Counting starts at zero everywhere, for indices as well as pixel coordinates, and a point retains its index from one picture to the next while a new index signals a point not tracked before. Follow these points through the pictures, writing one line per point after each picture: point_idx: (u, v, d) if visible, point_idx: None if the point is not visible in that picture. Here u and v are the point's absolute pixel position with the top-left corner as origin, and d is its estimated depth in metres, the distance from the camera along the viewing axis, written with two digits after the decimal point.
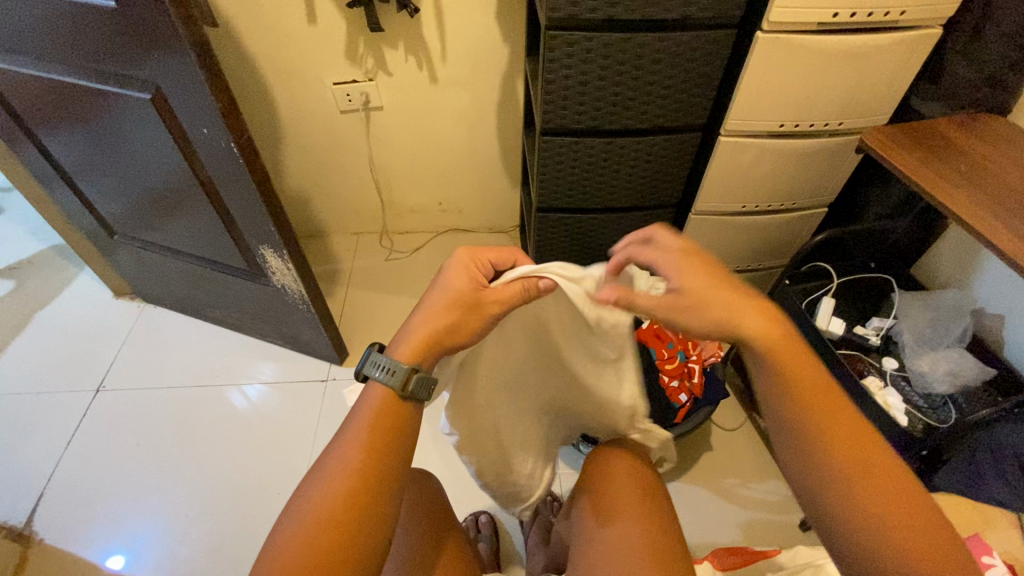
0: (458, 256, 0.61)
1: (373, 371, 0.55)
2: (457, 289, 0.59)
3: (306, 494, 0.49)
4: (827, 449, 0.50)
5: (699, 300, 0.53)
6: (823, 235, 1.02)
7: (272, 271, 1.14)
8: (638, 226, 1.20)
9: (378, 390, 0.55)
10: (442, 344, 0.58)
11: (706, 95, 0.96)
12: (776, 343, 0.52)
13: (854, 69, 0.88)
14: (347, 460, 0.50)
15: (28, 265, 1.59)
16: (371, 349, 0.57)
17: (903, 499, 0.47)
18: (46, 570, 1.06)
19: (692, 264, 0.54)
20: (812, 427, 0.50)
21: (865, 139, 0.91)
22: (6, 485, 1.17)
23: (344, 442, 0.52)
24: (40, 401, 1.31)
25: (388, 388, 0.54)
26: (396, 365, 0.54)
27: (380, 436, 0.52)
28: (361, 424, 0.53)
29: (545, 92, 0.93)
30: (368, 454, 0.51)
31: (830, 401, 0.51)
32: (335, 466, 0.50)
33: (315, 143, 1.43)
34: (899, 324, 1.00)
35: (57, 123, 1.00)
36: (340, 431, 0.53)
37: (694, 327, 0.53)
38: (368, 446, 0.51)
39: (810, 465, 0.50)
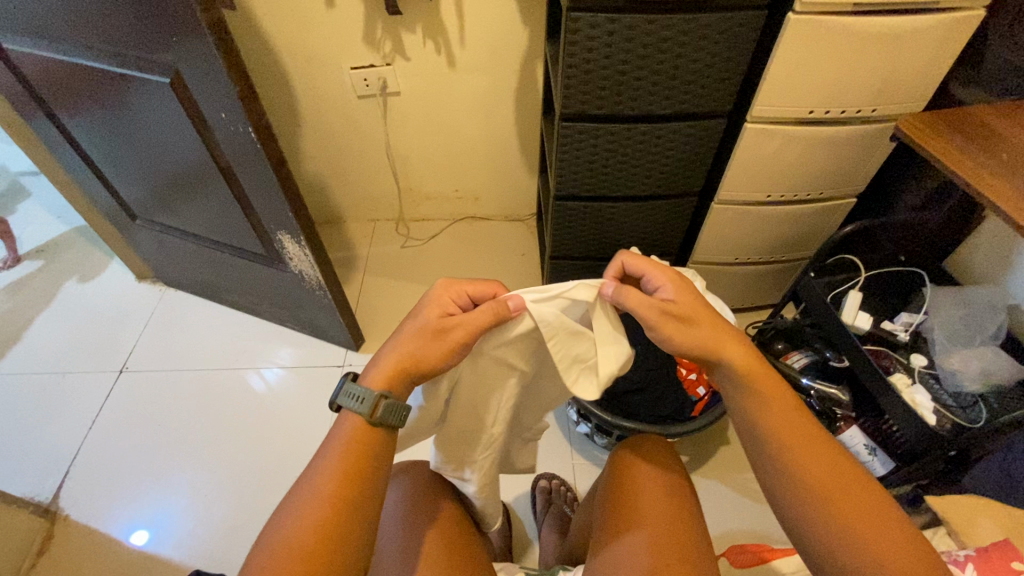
0: (434, 287, 0.62)
1: (349, 401, 0.55)
2: (426, 318, 0.60)
3: (279, 523, 0.49)
4: (802, 463, 0.52)
5: (690, 309, 0.58)
6: (852, 226, 0.98)
7: (290, 257, 1.15)
8: (658, 215, 1.17)
9: (350, 420, 0.55)
10: (409, 375, 0.58)
11: (733, 80, 0.93)
12: (748, 364, 0.56)
13: (891, 52, 0.84)
14: (320, 488, 0.50)
15: (53, 248, 1.62)
16: (345, 378, 0.57)
17: (874, 507, 0.49)
18: (72, 544, 1.09)
19: (684, 284, 0.61)
20: (786, 442, 0.53)
21: (901, 126, 0.87)
22: (34, 461, 1.20)
23: (317, 470, 0.51)
24: (66, 380, 1.34)
25: (358, 416, 0.54)
26: (367, 393, 0.55)
27: (353, 464, 0.52)
28: (334, 453, 0.53)
29: (566, 77, 0.91)
30: (342, 482, 0.51)
31: (797, 418, 0.55)
32: (308, 494, 0.50)
33: (332, 129, 1.43)
34: (929, 320, 0.96)
35: (79, 107, 1.01)
36: (313, 461, 0.53)
37: (681, 333, 0.57)
38: (341, 473, 0.51)
39: (790, 481, 0.52)
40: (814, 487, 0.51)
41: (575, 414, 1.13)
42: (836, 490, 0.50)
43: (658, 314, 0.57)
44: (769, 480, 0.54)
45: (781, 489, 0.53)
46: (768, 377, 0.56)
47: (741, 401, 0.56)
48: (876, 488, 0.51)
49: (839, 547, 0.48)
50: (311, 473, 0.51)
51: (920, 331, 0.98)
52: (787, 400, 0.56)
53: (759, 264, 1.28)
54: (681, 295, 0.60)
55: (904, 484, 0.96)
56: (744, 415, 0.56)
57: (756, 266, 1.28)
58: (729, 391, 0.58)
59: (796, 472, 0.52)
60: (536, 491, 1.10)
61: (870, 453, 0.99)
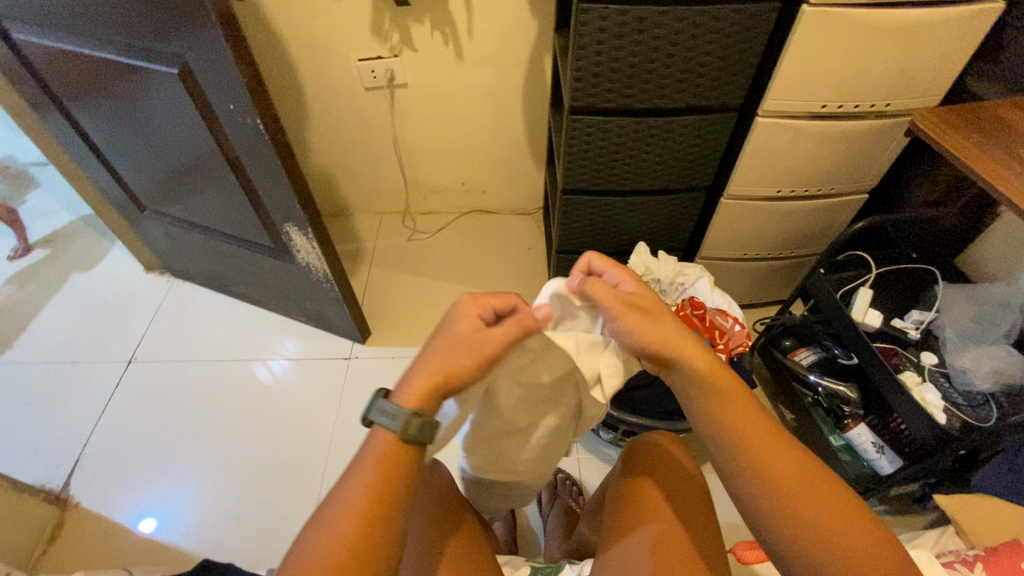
0: (460, 304, 0.58)
1: (381, 418, 0.53)
2: (458, 335, 0.56)
3: (313, 536, 0.49)
4: (763, 464, 0.51)
5: (652, 306, 0.58)
6: (863, 223, 0.97)
7: (297, 249, 1.15)
8: (666, 210, 1.17)
9: (383, 435, 0.53)
10: (438, 394, 0.55)
11: (744, 73, 0.91)
12: (704, 364, 0.56)
13: (907, 45, 0.83)
14: (352, 503, 0.50)
15: (63, 237, 1.63)
16: (377, 394, 0.55)
17: (834, 503, 0.50)
18: (83, 531, 1.10)
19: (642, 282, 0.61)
20: (747, 444, 0.52)
21: (915, 121, 0.86)
22: (44, 449, 1.22)
23: (349, 485, 0.51)
24: (76, 369, 1.35)
25: (391, 433, 0.53)
26: (398, 410, 0.53)
27: (383, 479, 0.51)
28: (366, 466, 0.52)
29: (576, 69, 0.90)
30: (373, 498, 0.50)
31: (755, 417, 0.54)
32: (339, 508, 0.49)
33: (339, 121, 1.43)
34: (941, 317, 0.95)
35: (88, 97, 1.01)
36: (345, 475, 0.52)
37: (647, 331, 0.56)
38: (372, 489, 0.50)
39: (755, 485, 0.51)
40: (783, 494, 0.50)
41: None
42: (805, 494, 0.50)
43: (619, 307, 0.57)
44: (739, 490, 0.52)
45: (746, 493, 0.52)
46: (728, 380, 0.56)
47: (704, 409, 0.55)
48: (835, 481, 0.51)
49: (810, 555, 0.48)
50: (342, 488, 0.51)
51: (931, 329, 0.97)
52: (745, 401, 0.55)
53: (767, 260, 1.27)
54: (641, 290, 0.60)
55: (911, 481, 0.96)
56: (702, 419, 0.55)
57: (764, 262, 1.27)
58: (690, 398, 0.56)
59: (766, 479, 0.51)
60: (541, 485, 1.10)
61: (878, 450, 0.98)
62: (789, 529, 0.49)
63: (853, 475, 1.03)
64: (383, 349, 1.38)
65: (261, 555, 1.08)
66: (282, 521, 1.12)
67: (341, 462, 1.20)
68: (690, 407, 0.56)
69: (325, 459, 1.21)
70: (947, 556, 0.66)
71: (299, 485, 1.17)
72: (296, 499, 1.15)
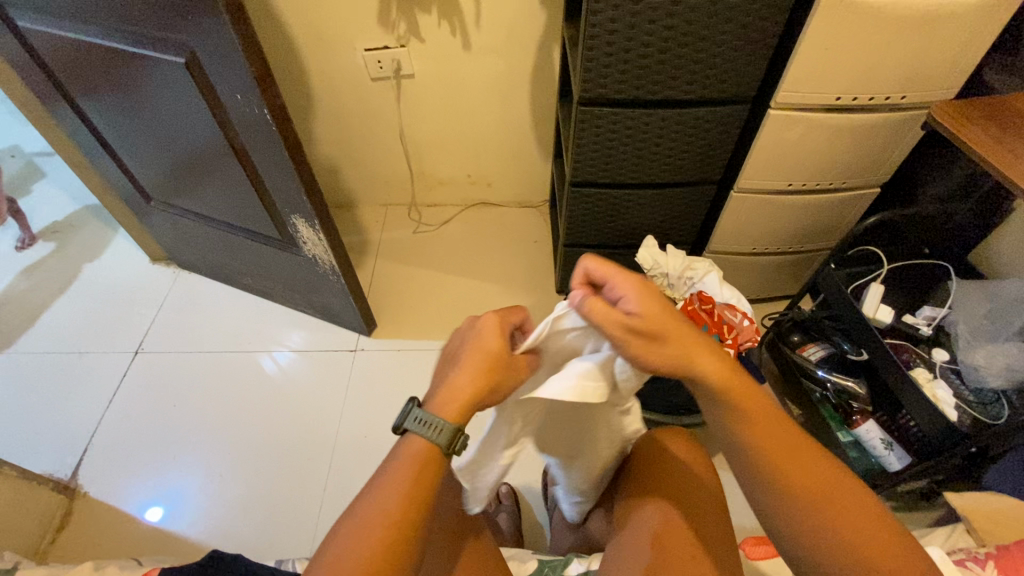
0: (490, 320, 0.58)
1: (413, 425, 0.54)
2: (494, 351, 0.56)
3: (345, 535, 0.49)
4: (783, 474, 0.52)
5: (657, 328, 0.52)
6: (875, 218, 0.96)
7: (304, 241, 1.14)
8: (675, 203, 1.15)
9: (419, 443, 0.54)
10: (483, 397, 0.55)
11: (758, 65, 0.90)
12: (723, 373, 0.54)
13: (925, 37, 0.81)
14: (386, 507, 0.50)
15: (69, 228, 1.63)
16: (412, 403, 0.55)
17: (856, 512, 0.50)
18: (92, 520, 1.11)
19: (649, 292, 0.53)
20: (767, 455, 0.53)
21: (934, 113, 0.85)
22: (53, 438, 1.22)
23: (383, 488, 0.51)
24: (83, 360, 1.35)
25: (430, 443, 0.53)
26: (440, 422, 0.53)
27: (415, 490, 0.51)
28: (402, 472, 0.52)
29: (586, 60, 0.88)
30: (407, 504, 0.51)
31: (775, 425, 0.54)
32: (374, 510, 0.50)
33: (345, 112, 1.41)
34: (953, 314, 0.94)
35: (93, 86, 1.00)
36: (378, 476, 0.53)
37: (653, 358, 0.52)
38: (407, 495, 0.51)
39: (775, 496, 0.52)
40: (801, 502, 0.51)
41: None
42: (825, 503, 0.50)
43: (620, 332, 0.51)
44: (757, 497, 0.53)
45: (766, 502, 0.52)
46: (747, 388, 0.55)
47: (721, 418, 0.55)
48: (855, 486, 0.52)
49: (836, 567, 0.48)
50: (373, 497, 0.51)
51: (943, 326, 0.96)
52: (766, 409, 0.54)
53: (776, 255, 1.26)
54: (649, 305, 0.52)
55: (919, 479, 0.96)
56: (721, 429, 0.55)
57: (773, 257, 1.26)
58: (710, 407, 0.56)
59: (790, 490, 0.51)
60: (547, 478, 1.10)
61: (886, 447, 0.98)
62: (813, 539, 0.50)
63: (860, 470, 1.04)
64: (389, 341, 1.38)
65: (269, 545, 1.09)
66: (289, 512, 1.13)
67: (347, 454, 1.20)
68: (709, 414, 0.56)
69: (331, 451, 1.21)
70: (958, 554, 0.66)
71: (306, 476, 1.17)
72: (302, 490, 1.15)
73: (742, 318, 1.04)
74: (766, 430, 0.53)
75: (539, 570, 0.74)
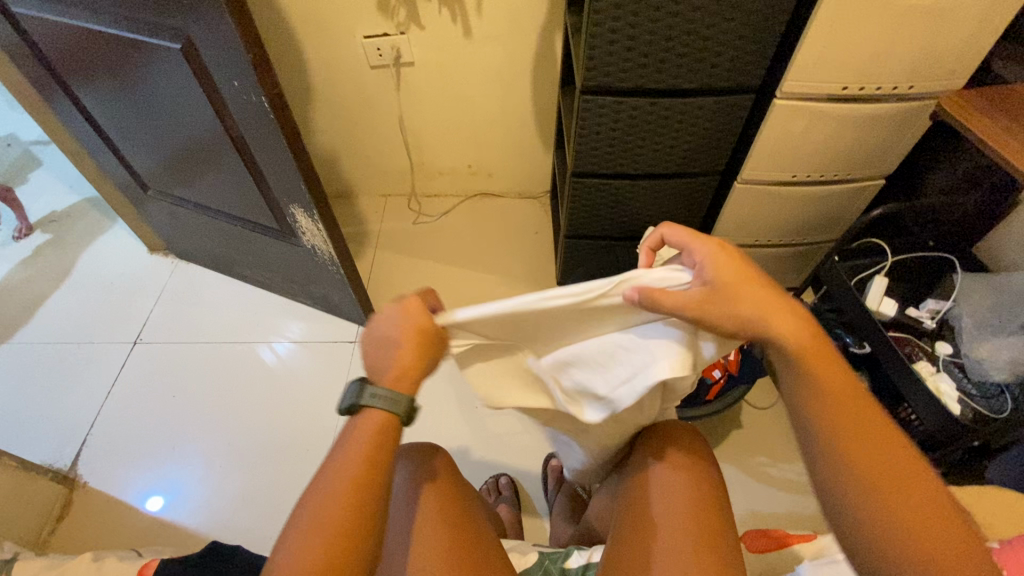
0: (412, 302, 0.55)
1: (365, 400, 0.52)
2: (420, 327, 0.53)
3: (309, 504, 0.48)
4: (849, 446, 0.49)
5: (732, 295, 0.51)
6: (881, 210, 0.95)
7: (302, 231, 1.13)
8: (678, 194, 1.14)
9: (372, 412, 0.52)
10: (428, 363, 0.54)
11: (764, 54, 0.88)
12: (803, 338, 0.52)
13: (933, 27, 0.80)
14: (346, 471, 0.49)
15: (66, 217, 1.62)
16: (359, 382, 0.54)
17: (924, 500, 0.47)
18: (92, 510, 1.11)
19: (731, 262, 0.52)
20: (837, 425, 0.50)
21: (944, 104, 0.85)
22: (52, 429, 1.22)
23: (342, 455, 0.50)
24: (81, 350, 1.35)
25: (385, 411, 0.52)
26: (391, 392, 0.52)
27: (365, 467, 0.49)
28: (358, 438, 0.51)
29: (590, 47, 0.87)
30: (366, 466, 0.50)
31: (851, 398, 0.51)
32: (334, 476, 0.49)
33: (344, 100, 1.40)
34: (957, 308, 0.94)
35: (88, 72, 0.99)
36: (336, 446, 0.52)
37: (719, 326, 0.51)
38: (367, 457, 0.50)
39: (838, 466, 0.49)
40: (865, 476, 0.48)
41: None
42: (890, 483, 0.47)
43: (689, 312, 0.50)
44: (816, 465, 0.51)
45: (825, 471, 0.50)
46: (831, 371, 0.52)
47: (793, 382, 0.52)
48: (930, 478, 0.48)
49: (890, 547, 0.46)
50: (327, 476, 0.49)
51: (947, 320, 0.95)
52: (843, 380, 0.51)
53: (779, 247, 1.25)
54: (725, 274, 0.51)
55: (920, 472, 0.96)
56: (792, 392, 0.53)
57: (776, 249, 1.25)
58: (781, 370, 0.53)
59: (855, 463, 0.49)
60: (547, 470, 1.10)
61: None
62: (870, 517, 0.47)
63: None
64: None
65: (267, 537, 1.09)
66: (288, 503, 1.13)
67: None
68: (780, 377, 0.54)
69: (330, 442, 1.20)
70: None
71: (305, 468, 1.17)
72: (302, 481, 1.15)
73: None
74: (846, 417, 0.50)
75: (539, 563, 0.74)
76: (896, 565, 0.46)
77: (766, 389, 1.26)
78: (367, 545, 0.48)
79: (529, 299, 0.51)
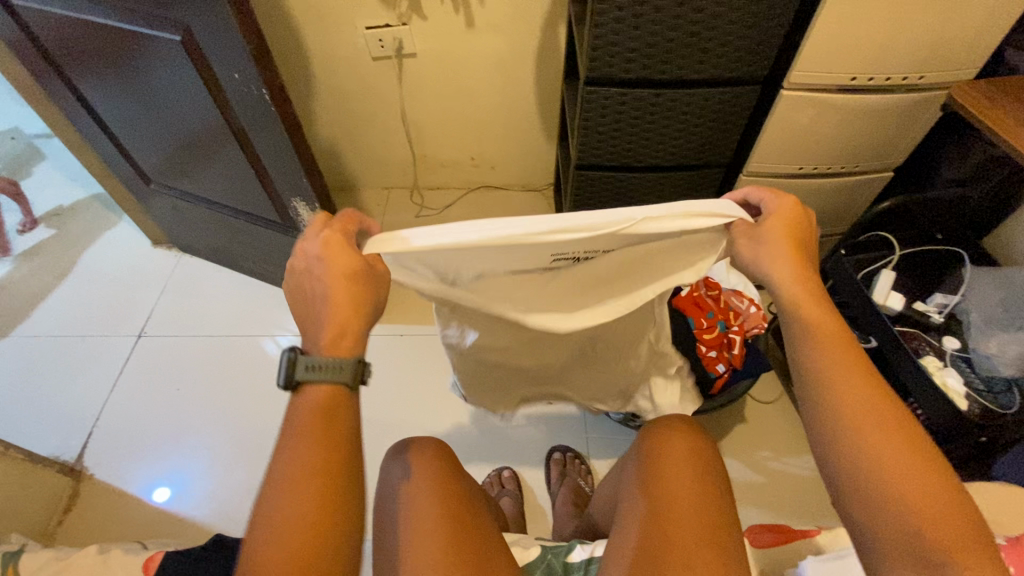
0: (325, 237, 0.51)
1: (300, 374, 0.49)
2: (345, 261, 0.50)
3: (273, 500, 0.45)
4: (832, 385, 0.47)
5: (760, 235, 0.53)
6: (888, 203, 0.94)
7: (305, 225, 1.13)
8: (683, 187, 1.13)
9: (318, 388, 0.49)
10: (362, 320, 0.51)
11: (771, 44, 0.87)
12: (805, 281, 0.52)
13: (945, 16, 0.78)
14: (305, 459, 0.46)
15: (71, 211, 1.62)
16: (289, 354, 0.49)
17: (907, 450, 0.43)
18: (98, 502, 1.12)
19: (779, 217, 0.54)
20: (822, 366, 0.49)
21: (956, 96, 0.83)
22: (58, 422, 1.23)
23: (295, 445, 0.47)
24: (87, 343, 1.35)
25: (331, 382, 0.49)
26: (331, 358, 0.49)
27: (324, 453, 0.47)
28: (309, 421, 0.48)
29: (594, 37, 0.85)
30: (326, 450, 0.47)
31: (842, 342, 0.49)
32: (292, 468, 0.46)
33: (346, 91, 1.38)
34: (966, 302, 0.93)
35: (88, 64, 0.98)
36: (284, 436, 0.48)
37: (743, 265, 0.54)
38: (325, 441, 0.47)
39: (823, 406, 0.47)
40: (847, 414, 0.46)
41: None
42: (872, 423, 0.45)
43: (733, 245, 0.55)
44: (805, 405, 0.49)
45: (812, 409, 0.48)
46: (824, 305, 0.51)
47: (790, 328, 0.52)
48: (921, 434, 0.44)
49: (867, 483, 0.43)
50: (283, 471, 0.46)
51: (955, 314, 0.94)
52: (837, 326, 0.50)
53: None
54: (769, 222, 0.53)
55: None
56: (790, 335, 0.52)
57: None
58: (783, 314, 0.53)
59: (837, 400, 0.47)
60: (550, 463, 1.11)
61: None
62: (848, 455, 0.45)
63: None
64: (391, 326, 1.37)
65: None
66: None
67: None
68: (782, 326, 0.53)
69: None
70: None
71: None
72: None
73: (747, 305, 1.07)
74: (837, 360, 0.48)
75: (542, 557, 0.74)
76: (867, 500, 0.43)
77: (771, 383, 1.25)
78: (344, 521, 0.46)
79: (482, 228, 0.46)
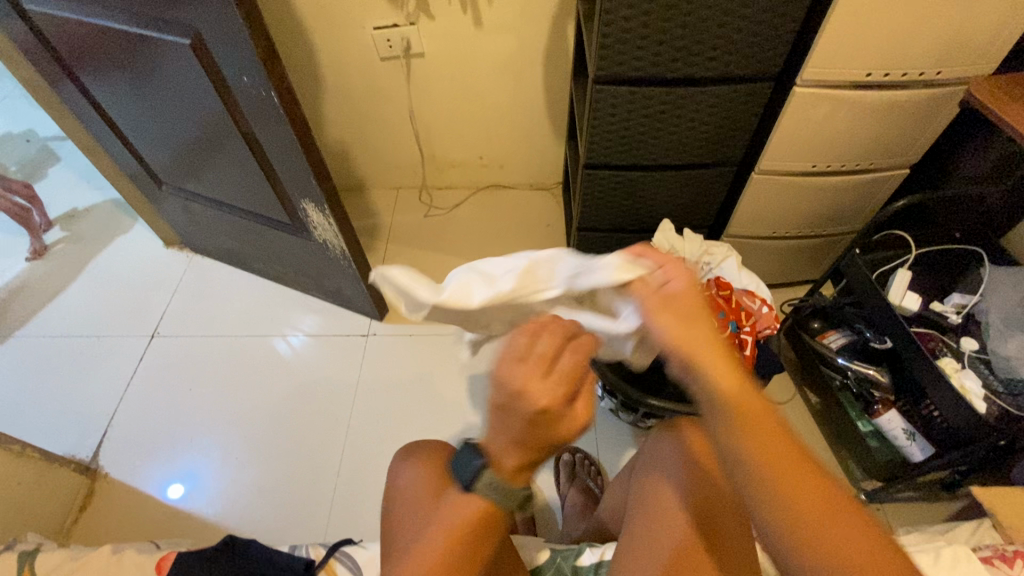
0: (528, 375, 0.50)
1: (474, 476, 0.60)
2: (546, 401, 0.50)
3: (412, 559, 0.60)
4: (769, 488, 0.43)
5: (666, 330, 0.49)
6: (903, 201, 0.92)
7: (314, 225, 1.13)
8: (693, 185, 1.12)
9: (482, 502, 0.60)
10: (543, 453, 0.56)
11: (783, 40, 0.85)
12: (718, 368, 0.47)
13: (963, 9, 0.77)
14: (438, 539, 0.60)
15: (85, 213, 1.64)
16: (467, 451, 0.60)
17: (860, 544, 0.40)
18: (113, 501, 1.14)
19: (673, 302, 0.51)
20: (756, 466, 0.44)
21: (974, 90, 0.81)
22: (73, 421, 1.25)
23: (432, 535, 0.61)
24: (101, 343, 1.37)
25: (493, 502, 0.60)
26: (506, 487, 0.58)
27: (453, 545, 0.60)
28: (455, 517, 0.61)
29: (602, 36, 0.84)
30: (453, 539, 0.60)
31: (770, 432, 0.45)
32: (428, 546, 0.60)
33: (354, 92, 1.39)
34: (984, 303, 0.91)
35: (100, 68, 0.99)
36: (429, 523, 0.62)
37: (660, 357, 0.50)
38: (453, 536, 0.60)
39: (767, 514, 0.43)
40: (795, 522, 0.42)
41: (600, 389, 1.11)
42: (821, 525, 0.41)
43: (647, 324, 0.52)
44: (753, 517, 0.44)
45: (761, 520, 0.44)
46: (742, 392, 0.46)
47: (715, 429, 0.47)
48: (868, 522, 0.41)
49: None
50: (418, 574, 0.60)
51: (973, 315, 0.93)
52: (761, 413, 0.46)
53: (797, 239, 1.22)
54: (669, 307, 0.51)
55: (941, 470, 0.93)
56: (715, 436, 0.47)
57: (795, 241, 1.22)
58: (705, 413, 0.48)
59: (782, 505, 0.42)
60: (560, 464, 1.10)
61: (909, 438, 0.95)
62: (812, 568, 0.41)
63: (881, 460, 1.01)
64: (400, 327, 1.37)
65: (280, 531, 1.10)
66: (302, 496, 1.14)
67: (360, 439, 1.20)
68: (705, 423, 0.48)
69: (343, 437, 1.21)
70: (984, 550, 0.64)
71: (319, 461, 1.18)
72: (316, 474, 1.16)
73: (759, 304, 1.05)
74: (770, 456, 0.44)
75: (551, 561, 0.74)
76: None
77: (783, 384, 1.24)
78: None
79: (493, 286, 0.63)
